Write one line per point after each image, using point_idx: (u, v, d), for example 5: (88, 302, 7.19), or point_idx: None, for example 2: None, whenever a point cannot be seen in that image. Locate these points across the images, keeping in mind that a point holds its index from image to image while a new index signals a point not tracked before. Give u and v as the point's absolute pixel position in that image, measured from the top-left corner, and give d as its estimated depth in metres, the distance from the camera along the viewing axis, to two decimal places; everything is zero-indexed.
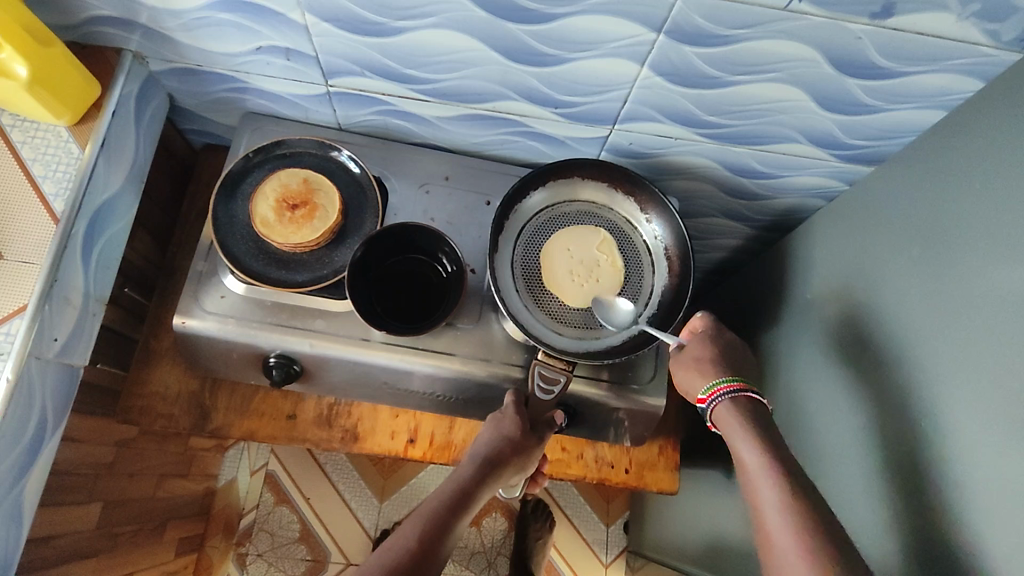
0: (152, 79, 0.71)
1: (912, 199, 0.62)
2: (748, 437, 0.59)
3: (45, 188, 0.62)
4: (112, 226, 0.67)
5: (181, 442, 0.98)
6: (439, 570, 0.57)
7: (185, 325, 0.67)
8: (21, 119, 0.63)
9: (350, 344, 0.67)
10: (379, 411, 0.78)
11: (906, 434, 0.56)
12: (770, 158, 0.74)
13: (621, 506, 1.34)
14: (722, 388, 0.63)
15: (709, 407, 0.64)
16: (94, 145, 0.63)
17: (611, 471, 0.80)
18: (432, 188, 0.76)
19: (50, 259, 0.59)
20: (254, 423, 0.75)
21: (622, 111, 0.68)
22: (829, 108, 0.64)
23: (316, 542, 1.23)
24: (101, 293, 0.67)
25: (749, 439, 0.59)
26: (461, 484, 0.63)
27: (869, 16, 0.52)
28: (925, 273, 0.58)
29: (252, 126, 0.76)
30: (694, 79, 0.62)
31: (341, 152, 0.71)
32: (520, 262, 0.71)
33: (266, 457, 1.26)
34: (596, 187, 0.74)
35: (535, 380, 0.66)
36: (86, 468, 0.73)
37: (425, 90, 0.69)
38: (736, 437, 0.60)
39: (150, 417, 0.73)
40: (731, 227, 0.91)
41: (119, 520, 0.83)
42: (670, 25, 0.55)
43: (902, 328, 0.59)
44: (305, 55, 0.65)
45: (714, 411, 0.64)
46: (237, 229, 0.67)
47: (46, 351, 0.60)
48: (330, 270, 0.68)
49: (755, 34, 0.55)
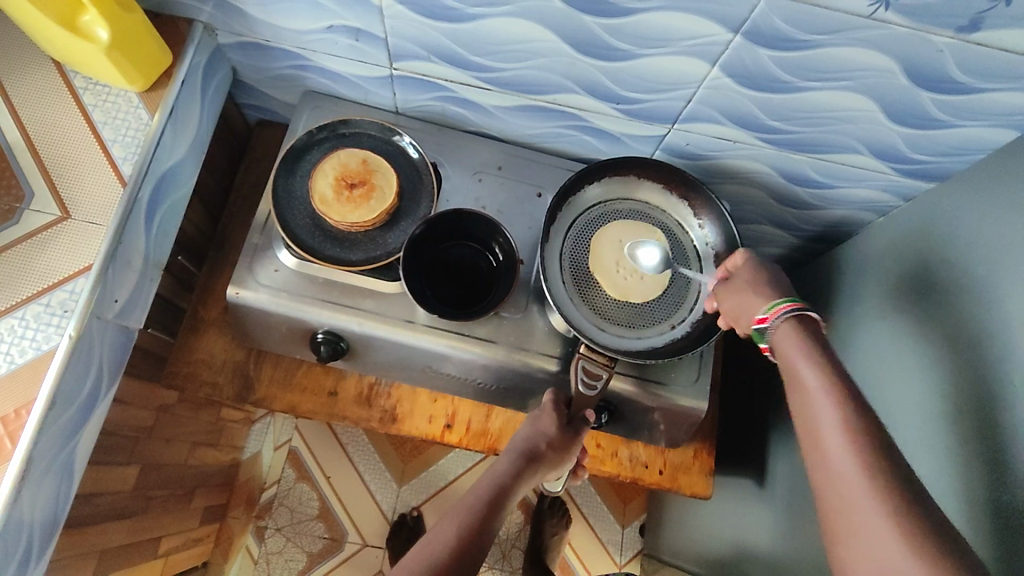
0: (218, 51, 0.72)
1: (984, 217, 0.61)
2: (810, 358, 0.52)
3: (114, 151, 0.63)
4: (174, 193, 0.68)
5: (213, 412, 0.99)
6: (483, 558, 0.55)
7: (238, 295, 0.68)
8: (93, 82, 0.64)
9: (398, 325, 0.68)
10: (418, 394, 0.78)
11: (967, 452, 0.56)
12: (827, 168, 0.73)
13: (638, 508, 1.33)
14: (779, 309, 0.56)
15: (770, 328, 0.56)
16: (163, 112, 0.64)
17: (645, 472, 0.80)
18: (485, 176, 0.76)
19: (117, 220, 0.60)
20: (296, 397, 0.76)
21: (684, 111, 0.68)
22: (898, 121, 0.63)
23: (334, 521, 1.24)
24: (159, 258, 0.68)
25: (808, 359, 0.52)
26: (498, 479, 0.61)
27: (954, 30, 0.51)
28: (991, 291, 0.57)
29: (312, 104, 0.77)
30: (764, 83, 0.61)
31: (402, 136, 0.71)
32: (569, 255, 0.71)
33: (290, 433, 1.28)
34: (650, 187, 0.74)
35: (577, 374, 0.66)
36: (129, 430, 0.74)
37: (488, 79, 0.69)
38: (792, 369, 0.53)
39: (194, 383, 0.75)
40: (776, 235, 0.91)
41: (153, 483, 0.85)
42: (749, 26, 0.55)
43: (963, 347, 0.58)
44: (374, 36, 0.65)
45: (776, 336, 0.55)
46: (296, 205, 0.68)
47: (106, 312, 0.61)
48: (383, 252, 0.68)
49: (834, 41, 0.55)
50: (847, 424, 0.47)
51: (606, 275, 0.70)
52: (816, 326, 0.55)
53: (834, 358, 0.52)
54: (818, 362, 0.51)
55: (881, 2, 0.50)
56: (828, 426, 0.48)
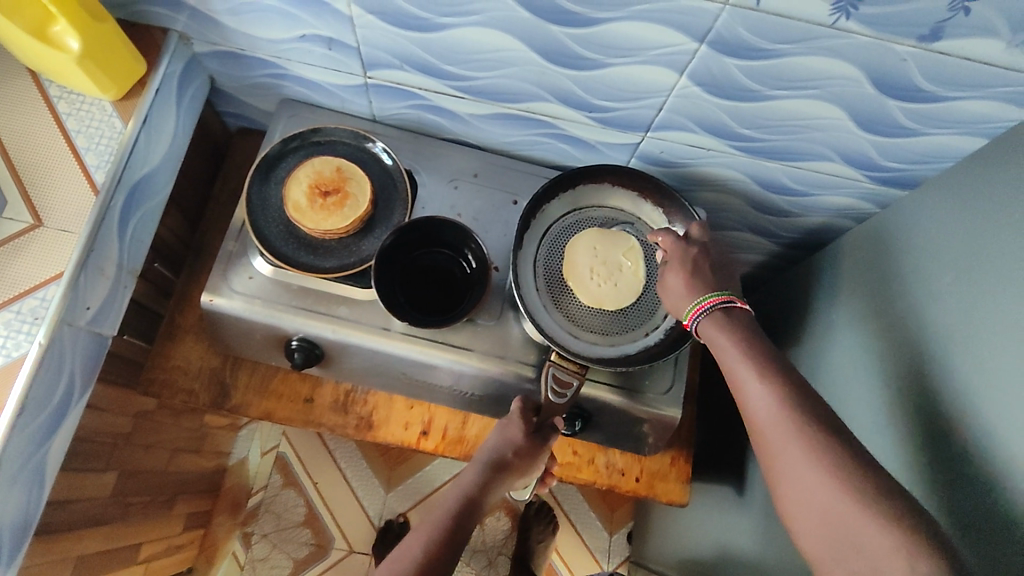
0: (194, 60, 0.73)
1: (950, 226, 0.61)
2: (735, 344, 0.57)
3: (87, 159, 0.63)
4: (148, 201, 0.69)
5: (196, 418, 0.99)
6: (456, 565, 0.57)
7: (212, 302, 0.68)
8: (67, 91, 0.65)
9: (371, 332, 0.68)
10: (395, 401, 0.79)
11: (933, 459, 0.55)
12: (801, 175, 0.73)
13: (625, 515, 1.33)
14: (707, 303, 0.60)
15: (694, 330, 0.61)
16: (137, 120, 0.65)
17: (621, 479, 0.80)
18: (460, 184, 0.76)
19: (88, 228, 0.60)
20: (272, 404, 0.76)
21: (656, 119, 0.68)
22: (867, 129, 0.63)
23: (320, 527, 1.24)
24: (133, 265, 0.68)
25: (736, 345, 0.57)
26: (466, 489, 0.62)
27: (916, 39, 0.51)
28: (957, 299, 0.57)
29: (289, 112, 0.77)
30: (732, 92, 0.61)
31: (375, 143, 0.71)
32: (543, 262, 0.71)
33: (277, 440, 1.27)
34: (624, 194, 0.74)
35: (547, 381, 0.66)
36: (105, 436, 0.75)
37: (461, 87, 0.69)
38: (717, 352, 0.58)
39: (170, 390, 0.75)
40: (756, 242, 0.91)
41: (132, 490, 0.85)
42: (713, 35, 0.55)
43: (930, 354, 0.58)
44: (346, 45, 0.66)
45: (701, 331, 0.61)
46: (269, 212, 0.68)
47: (78, 319, 0.61)
48: (357, 259, 0.69)
49: (798, 50, 0.55)
50: (786, 419, 0.51)
51: (581, 283, 0.70)
52: (746, 314, 0.60)
53: (758, 341, 0.57)
54: (743, 345, 0.56)
55: (841, 12, 0.50)
56: (767, 418, 0.52)
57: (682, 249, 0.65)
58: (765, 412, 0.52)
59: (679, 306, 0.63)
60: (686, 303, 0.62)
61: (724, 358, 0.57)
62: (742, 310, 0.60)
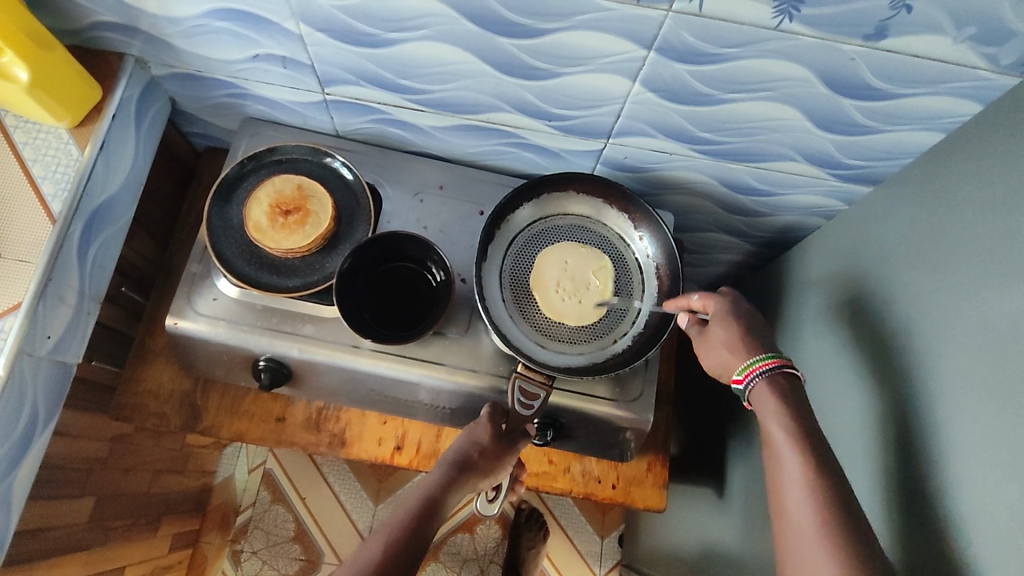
0: (153, 83, 0.73)
1: (911, 223, 0.61)
2: (783, 423, 0.55)
3: (44, 188, 0.63)
4: (109, 227, 0.69)
5: (177, 439, 0.99)
6: (416, 567, 0.56)
7: (176, 326, 0.68)
8: (23, 121, 0.64)
9: (339, 349, 0.68)
10: (367, 416, 0.79)
11: (900, 459, 0.55)
12: (766, 176, 0.73)
13: (616, 518, 1.33)
14: (767, 364, 0.58)
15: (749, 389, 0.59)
16: (93, 147, 0.65)
17: (598, 487, 0.79)
18: (425, 197, 0.76)
19: (46, 257, 0.60)
20: (244, 425, 0.76)
21: (615, 126, 0.68)
22: (825, 128, 0.63)
23: (309, 542, 1.23)
24: (96, 291, 0.68)
25: (782, 425, 0.54)
26: (428, 490, 0.61)
27: (862, 38, 0.51)
28: (919, 298, 0.56)
29: (251, 131, 0.77)
30: (687, 96, 0.61)
31: (334, 158, 0.71)
32: (509, 273, 0.71)
33: (264, 455, 1.27)
34: (587, 201, 0.74)
35: (515, 394, 0.65)
36: (79, 463, 0.74)
37: (419, 100, 0.69)
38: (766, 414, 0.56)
39: (142, 414, 0.75)
40: (729, 242, 0.90)
41: (112, 514, 0.85)
42: (661, 42, 0.55)
43: (896, 353, 0.58)
44: (301, 63, 0.66)
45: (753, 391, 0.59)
46: (231, 233, 0.68)
47: (38, 348, 0.61)
48: (321, 276, 0.68)
49: (746, 53, 0.54)
50: None
51: (547, 296, 0.70)
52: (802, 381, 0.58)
53: (805, 423, 0.55)
54: (792, 426, 0.54)
55: (784, 14, 0.50)
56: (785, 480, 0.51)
57: (735, 305, 0.64)
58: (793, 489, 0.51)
59: (732, 363, 0.61)
60: (742, 360, 0.60)
61: (769, 436, 0.55)
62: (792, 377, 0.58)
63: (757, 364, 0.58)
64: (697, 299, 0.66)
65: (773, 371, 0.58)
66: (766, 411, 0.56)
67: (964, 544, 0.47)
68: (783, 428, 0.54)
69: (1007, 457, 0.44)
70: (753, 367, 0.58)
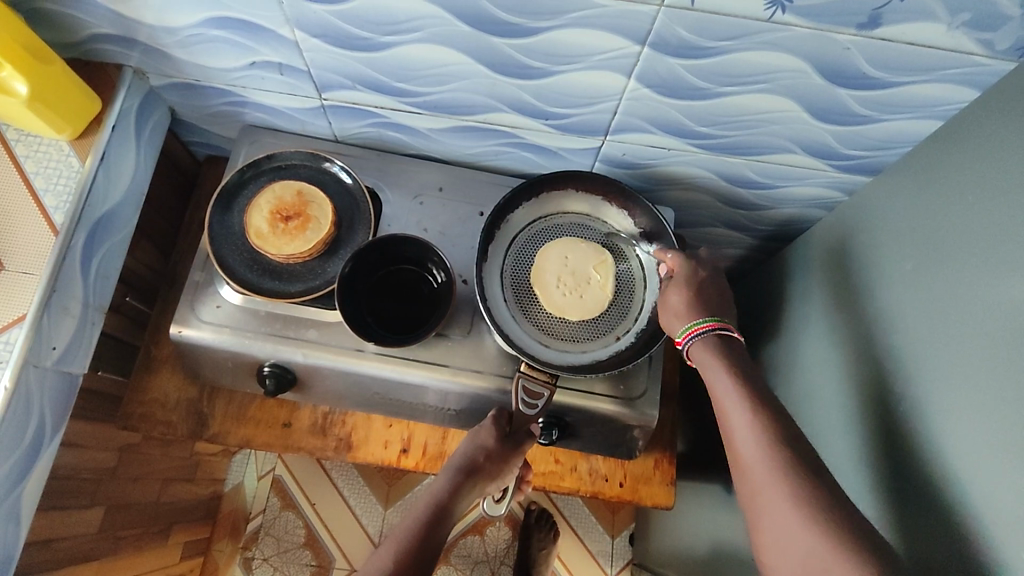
0: (152, 93, 0.73)
1: (912, 211, 0.60)
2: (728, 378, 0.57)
3: (46, 200, 0.63)
4: (111, 237, 0.69)
5: (186, 447, 1.00)
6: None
7: (181, 334, 0.68)
8: (25, 134, 0.65)
9: (342, 353, 0.68)
10: (373, 420, 0.79)
11: (903, 451, 0.54)
12: (765, 168, 0.73)
13: (627, 517, 1.32)
14: (701, 327, 0.61)
15: (686, 348, 0.62)
16: (94, 158, 0.65)
17: (606, 485, 0.79)
18: (425, 199, 0.76)
19: (49, 269, 0.61)
20: (250, 431, 0.77)
21: (612, 123, 0.68)
22: (822, 119, 0.63)
23: (320, 548, 1.23)
24: (100, 301, 0.69)
25: (727, 378, 0.57)
26: (436, 497, 0.62)
27: (856, 27, 0.51)
28: (920, 286, 0.56)
29: (250, 138, 0.77)
30: (682, 91, 0.61)
31: (333, 163, 0.72)
32: (510, 273, 0.71)
33: (273, 462, 1.28)
34: (587, 200, 0.74)
35: (519, 393, 0.65)
36: (88, 473, 0.75)
37: (416, 103, 0.69)
38: (710, 369, 0.59)
39: (149, 423, 0.75)
40: (732, 237, 0.90)
41: (122, 523, 0.85)
42: (654, 37, 0.55)
43: (900, 343, 0.57)
44: (298, 69, 0.66)
45: (692, 351, 0.62)
46: (232, 240, 0.69)
47: (44, 360, 0.61)
48: (322, 281, 0.68)
49: (740, 46, 0.54)
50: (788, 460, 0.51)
51: (548, 292, 0.69)
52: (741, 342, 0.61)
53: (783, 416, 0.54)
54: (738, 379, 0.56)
55: (776, 5, 0.49)
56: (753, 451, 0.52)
57: (689, 270, 0.65)
58: (744, 441, 0.53)
59: (675, 326, 0.63)
60: (682, 324, 0.62)
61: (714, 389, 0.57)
62: (732, 338, 0.61)
63: (705, 325, 0.61)
64: (670, 255, 0.67)
65: (717, 332, 0.61)
66: (709, 368, 0.59)
67: (971, 532, 0.46)
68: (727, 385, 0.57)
69: (1012, 443, 0.44)
70: (699, 326, 0.61)
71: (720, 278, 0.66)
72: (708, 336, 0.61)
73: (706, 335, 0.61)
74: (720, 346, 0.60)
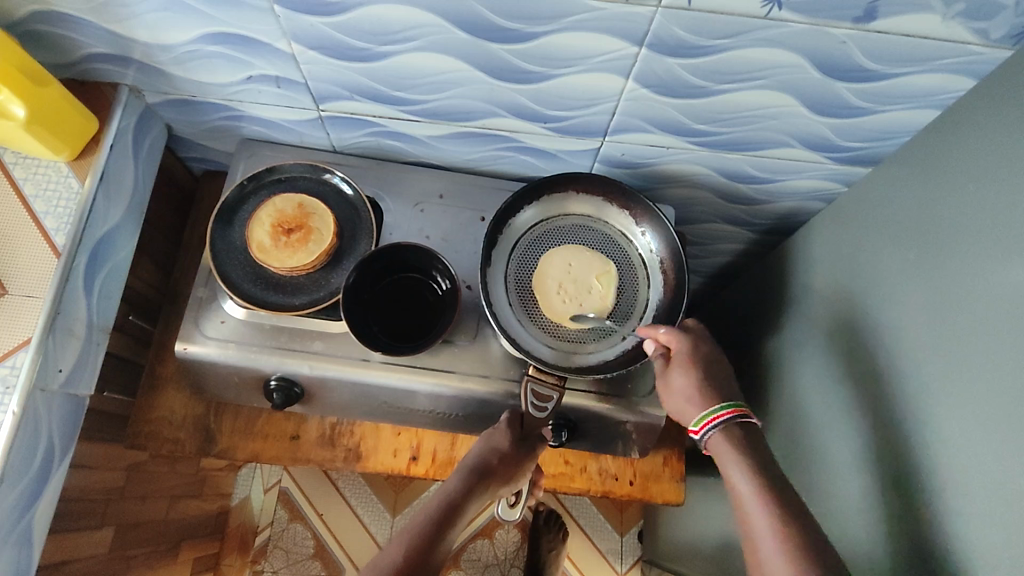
0: (149, 111, 0.73)
1: (911, 201, 0.60)
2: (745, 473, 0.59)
3: (47, 222, 0.63)
4: (113, 256, 0.69)
5: (193, 463, 0.99)
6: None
7: (186, 350, 0.68)
8: (22, 157, 0.64)
9: (349, 364, 0.68)
10: (381, 429, 0.79)
11: (910, 440, 0.55)
12: (764, 163, 0.73)
13: (635, 515, 1.33)
14: (720, 416, 0.62)
15: (703, 437, 0.63)
16: (93, 178, 0.65)
17: (616, 484, 0.79)
18: (426, 207, 0.76)
19: (53, 291, 0.61)
20: (259, 445, 0.76)
21: (612, 124, 0.68)
22: (820, 112, 0.63)
23: (329, 558, 1.23)
24: (105, 322, 0.68)
25: (745, 472, 0.59)
26: (447, 497, 0.62)
27: (851, 21, 0.51)
28: (921, 275, 0.56)
29: (248, 152, 0.77)
30: (681, 89, 0.61)
31: (333, 174, 0.72)
32: (514, 277, 0.71)
33: (279, 475, 1.27)
34: (588, 200, 0.74)
35: (527, 397, 0.65)
36: (96, 494, 0.74)
37: (414, 111, 0.69)
38: (726, 461, 0.61)
39: (157, 441, 0.74)
40: (732, 232, 0.90)
41: (132, 542, 0.85)
42: (651, 38, 0.55)
43: (904, 332, 0.58)
44: (295, 81, 0.66)
45: (709, 441, 0.63)
46: (234, 255, 0.68)
47: (50, 383, 0.61)
48: (326, 292, 0.68)
49: (736, 43, 0.55)
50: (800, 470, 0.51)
51: (552, 301, 0.69)
52: (759, 427, 0.63)
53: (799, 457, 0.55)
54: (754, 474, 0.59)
55: (773, 3, 0.50)
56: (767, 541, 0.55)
57: (691, 347, 0.65)
58: (761, 536, 0.56)
59: (687, 411, 0.64)
60: (698, 411, 0.64)
61: (732, 481, 0.60)
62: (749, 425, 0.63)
63: (722, 411, 0.63)
64: (662, 331, 0.66)
65: (735, 417, 0.63)
66: (725, 458, 0.61)
67: (982, 517, 0.47)
68: (745, 481, 0.59)
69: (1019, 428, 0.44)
70: (718, 414, 0.62)
71: (711, 344, 0.67)
72: (727, 423, 0.62)
73: (725, 421, 0.62)
74: (738, 436, 0.62)
